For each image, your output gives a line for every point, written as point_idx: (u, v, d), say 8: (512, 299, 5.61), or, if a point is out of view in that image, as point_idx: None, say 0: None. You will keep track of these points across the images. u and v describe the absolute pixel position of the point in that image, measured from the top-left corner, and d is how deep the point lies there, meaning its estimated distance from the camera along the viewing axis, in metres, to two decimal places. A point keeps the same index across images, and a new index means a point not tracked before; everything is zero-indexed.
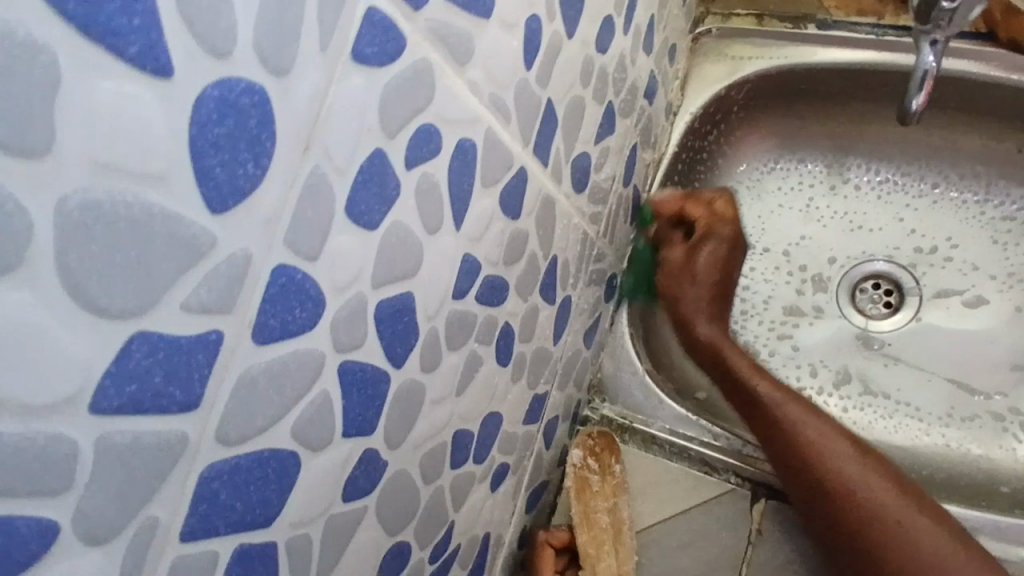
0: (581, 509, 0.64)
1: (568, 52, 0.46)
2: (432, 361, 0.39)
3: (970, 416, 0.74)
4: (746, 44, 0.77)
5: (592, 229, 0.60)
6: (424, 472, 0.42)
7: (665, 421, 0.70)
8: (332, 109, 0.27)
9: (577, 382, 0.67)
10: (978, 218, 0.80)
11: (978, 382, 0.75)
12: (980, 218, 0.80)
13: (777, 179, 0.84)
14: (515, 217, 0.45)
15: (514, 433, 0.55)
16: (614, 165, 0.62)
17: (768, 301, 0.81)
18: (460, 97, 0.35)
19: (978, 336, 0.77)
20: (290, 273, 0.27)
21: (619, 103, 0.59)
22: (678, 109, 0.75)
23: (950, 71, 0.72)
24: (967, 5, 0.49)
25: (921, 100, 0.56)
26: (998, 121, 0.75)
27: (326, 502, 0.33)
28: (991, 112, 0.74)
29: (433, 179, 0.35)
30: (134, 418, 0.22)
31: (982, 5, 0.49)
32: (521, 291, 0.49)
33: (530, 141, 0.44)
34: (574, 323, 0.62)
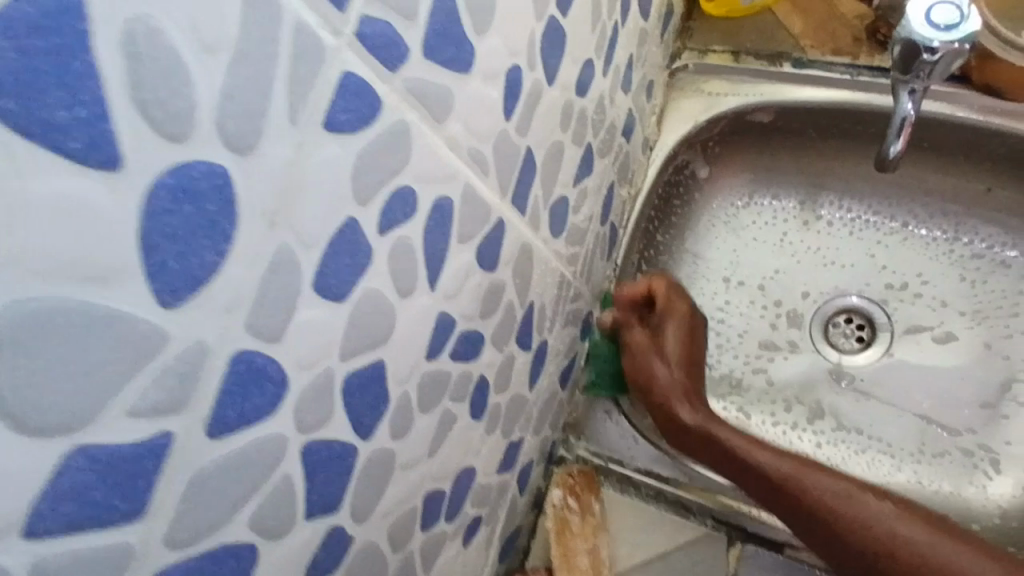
0: (561, 551, 0.63)
1: (549, 98, 0.45)
2: (404, 426, 0.37)
3: (942, 452, 0.75)
4: (723, 80, 0.76)
5: (569, 271, 0.59)
6: (393, 539, 0.40)
7: (640, 461, 0.68)
8: (304, 179, 0.25)
9: (552, 424, 0.66)
10: (947, 255, 0.80)
11: (949, 419, 0.76)
12: (950, 255, 0.80)
13: (752, 214, 0.84)
14: (492, 269, 0.43)
15: (488, 484, 0.53)
16: (592, 204, 0.61)
17: (743, 334, 0.81)
18: (438, 154, 0.33)
19: (949, 373, 0.77)
20: (251, 358, 0.25)
21: (597, 143, 0.58)
22: (654, 144, 0.75)
23: (926, 113, 0.72)
24: (948, 58, 0.49)
25: (899, 148, 0.55)
26: (970, 161, 0.75)
27: None
28: (963, 153, 0.75)
29: (409, 241, 0.33)
30: (73, 536, 0.20)
31: (962, 58, 0.49)
32: (497, 342, 0.47)
33: (509, 191, 0.43)
34: (549, 365, 0.61)
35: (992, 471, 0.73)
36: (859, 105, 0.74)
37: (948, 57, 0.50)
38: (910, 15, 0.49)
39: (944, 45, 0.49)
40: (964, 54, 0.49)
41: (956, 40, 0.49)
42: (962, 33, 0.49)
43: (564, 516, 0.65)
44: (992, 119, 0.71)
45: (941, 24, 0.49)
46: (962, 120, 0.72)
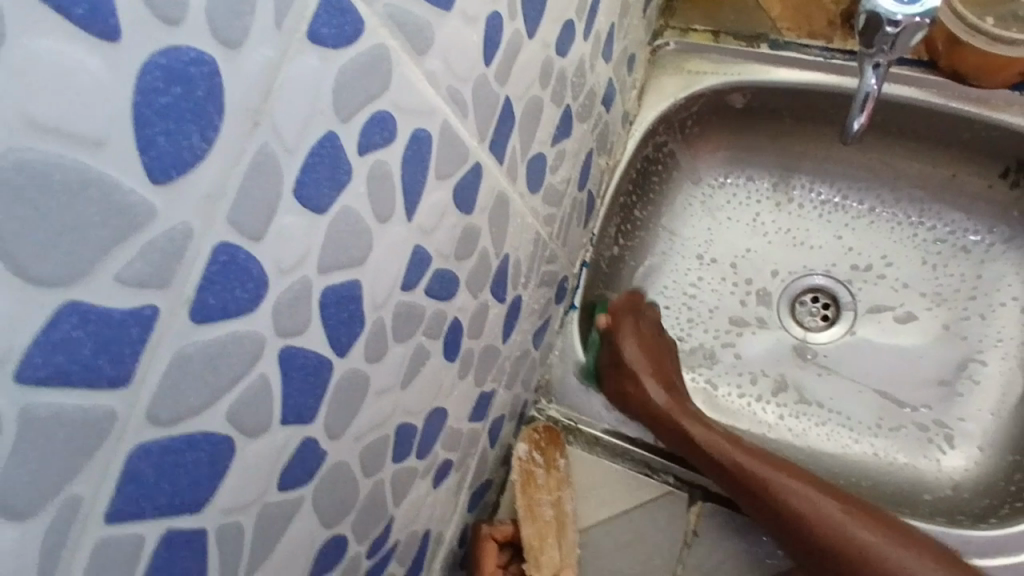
0: (525, 503, 0.65)
1: (528, 52, 0.47)
2: (377, 352, 0.39)
3: (897, 424, 0.78)
4: (702, 59, 0.79)
5: (545, 230, 0.61)
6: (364, 465, 0.41)
7: (609, 421, 0.71)
8: (288, 82, 0.26)
9: (525, 383, 0.68)
10: (911, 239, 0.83)
11: (907, 394, 0.79)
12: (913, 239, 0.83)
13: (727, 194, 0.86)
14: (468, 213, 0.45)
15: (458, 430, 0.55)
16: (570, 168, 0.62)
17: (714, 310, 0.84)
18: (418, 86, 0.35)
19: (909, 352, 0.80)
20: (232, 251, 0.26)
21: (576, 106, 0.59)
22: (634, 119, 0.77)
23: (892, 96, 0.75)
24: (909, 31, 0.51)
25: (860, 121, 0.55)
26: (935, 147, 0.78)
27: (260, 490, 0.32)
28: (927, 138, 0.78)
29: (387, 167, 0.34)
30: (60, 391, 0.21)
31: (922, 32, 0.51)
32: (471, 287, 0.49)
33: (487, 138, 0.44)
34: (523, 322, 0.62)
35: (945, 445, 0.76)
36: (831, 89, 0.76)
37: (910, 30, 0.51)
38: None
39: (908, 18, 0.51)
40: (924, 27, 0.51)
41: (919, 13, 0.51)
42: (925, 7, 0.50)
43: (527, 470, 0.67)
44: (953, 104, 0.73)
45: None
46: (926, 104, 0.74)
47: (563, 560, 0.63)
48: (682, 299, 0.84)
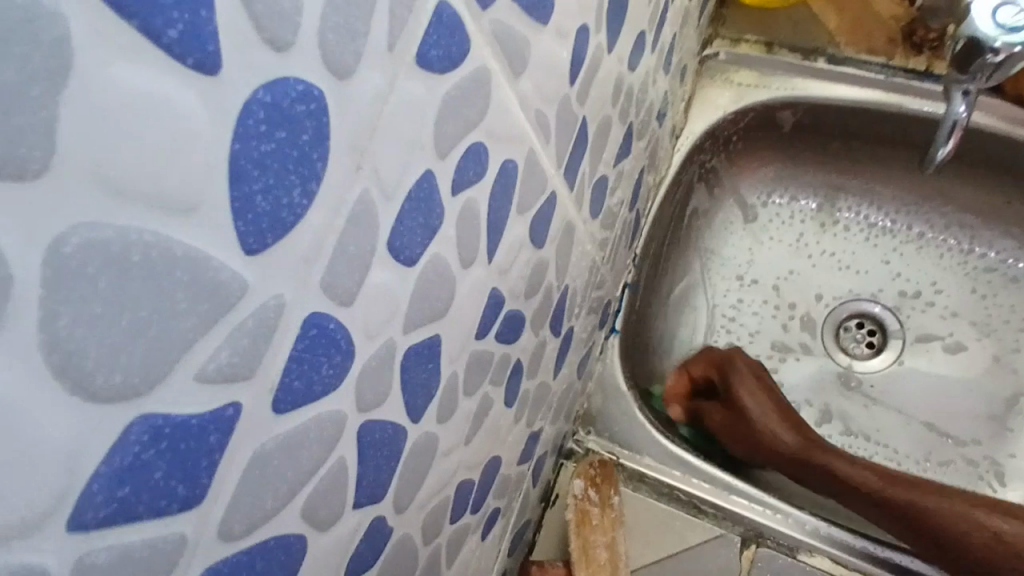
0: (580, 543, 0.61)
1: (605, 67, 0.42)
2: (448, 410, 0.34)
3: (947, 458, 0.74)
4: (753, 72, 0.74)
5: (599, 255, 0.56)
6: (425, 531, 0.37)
7: (653, 455, 0.67)
8: (388, 115, 0.22)
9: (566, 415, 0.64)
10: (961, 266, 0.79)
11: (958, 426, 0.75)
12: (964, 266, 0.79)
13: (770, 213, 0.82)
14: (540, 246, 0.40)
15: (508, 475, 0.50)
16: (625, 188, 0.58)
17: (755, 335, 0.80)
18: (511, 112, 0.30)
19: (959, 383, 0.76)
20: (323, 322, 0.21)
21: (637, 123, 0.55)
22: (680, 132, 0.73)
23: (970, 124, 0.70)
24: (1011, 60, 0.51)
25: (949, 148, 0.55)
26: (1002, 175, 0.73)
27: None
28: (999, 169, 0.73)
29: (475, 205, 0.30)
30: (126, 527, 0.17)
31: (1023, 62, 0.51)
32: (535, 324, 0.44)
33: (562, 164, 0.40)
34: (572, 354, 0.58)
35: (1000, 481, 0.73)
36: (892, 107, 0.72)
37: (1011, 59, 0.51)
38: (976, 14, 0.51)
39: (1007, 46, 0.50)
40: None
41: (1017, 43, 0.50)
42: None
43: (582, 511, 0.63)
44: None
45: (1005, 26, 0.50)
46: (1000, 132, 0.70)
47: None
48: (721, 322, 0.80)
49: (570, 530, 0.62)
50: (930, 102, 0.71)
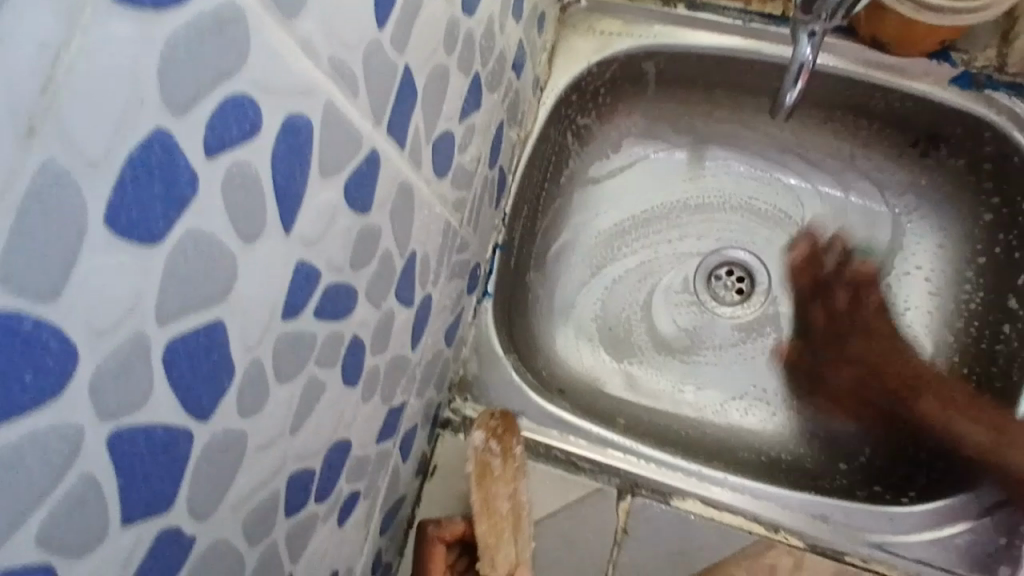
0: (480, 496, 0.57)
1: (428, 11, 0.38)
2: (257, 400, 0.31)
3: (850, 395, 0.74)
4: (614, 20, 0.71)
5: (456, 217, 0.53)
6: (250, 532, 0.34)
7: (530, 417, 0.65)
8: (78, 76, 0.18)
9: (438, 385, 0.61)
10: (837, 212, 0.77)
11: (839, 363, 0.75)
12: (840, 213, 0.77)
13: (643, 165, 0.81)
14: (364, 212, 0.37)
15: (365, 456, 0.47)
16: (480, 145, 0.55)
17: (625, 283, 0.81)
18: (290, 61, 0.27)
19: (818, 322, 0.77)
20: (8, 323, 0.18)
21: (486, 75, 0.51)
22: (545, 85, 0.70)
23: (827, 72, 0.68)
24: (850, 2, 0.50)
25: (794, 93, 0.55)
26: (864, 120, 0.72)
27: None
28: (863, 113, 0.72)
29: (252, 169, 0.26)
30: None
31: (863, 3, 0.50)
32: (372, 297, 0.41)
33: (383, 120, 0.36)
34: (434, 323, 0.55)
35: (886, 420, 0.72)
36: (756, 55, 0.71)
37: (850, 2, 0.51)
38: None
39: None
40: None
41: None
42: None
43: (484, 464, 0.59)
44: (895, 79, 0.67)
45: None
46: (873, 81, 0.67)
47: (519, 558, 0.55)
48: (597, 278, 0.81)
49: (470, 483, 0.58)
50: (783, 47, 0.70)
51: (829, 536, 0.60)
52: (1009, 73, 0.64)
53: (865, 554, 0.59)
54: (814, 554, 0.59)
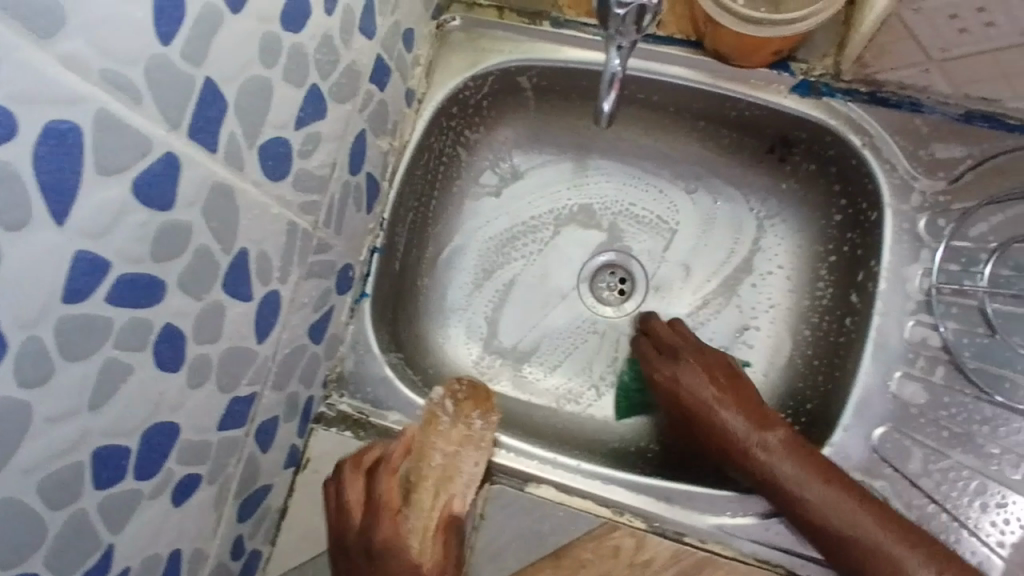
0: (419, 441, 0.64)
1: (232, 29, 0.42)
2: (37, 375, 0.35)
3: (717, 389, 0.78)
4: (490, 36, 0.75)
5: (304, 220, 0.57)
6: (50, 496, 0.39)
7: (401, 411, 0.69)
8: None
9: (305, 379, 0.65)
10: (710, 218, 0.81)
11: None
12: (712, 218, 0.81)
13: (532, 171, 0.85)
14: (164, 208, 0.41)
15: (198, 441, 0.52)
16: (333, 152, 0.59)
17: (512, 286, 0.84)
18: (48, 74, 0.32)
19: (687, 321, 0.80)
20: None
21: (329, 86, 0.55)
22: (423, 97, 0.74)
23: (673, 83, 0.72)
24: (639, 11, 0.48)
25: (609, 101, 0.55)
26: (725, 127, 0.77)
27: None
28: (722, 121, 0.76)
29: (10, 167, 0.31)
30: None
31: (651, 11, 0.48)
32: (188, 289, 0.46)
33: (181, 126, 0.41)
34: (289, 319, 0.59)
35: None
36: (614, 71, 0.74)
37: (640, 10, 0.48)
38: None
39: None
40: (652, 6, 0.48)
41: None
42: None
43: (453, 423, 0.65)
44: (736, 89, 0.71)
45: None
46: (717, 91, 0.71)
47: (434, 510, 0.61)
48: (484, 281, 0.84)
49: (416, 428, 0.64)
50: (654, 61, 0.71)
51: (670, 517, 0.65)
52: (843, 81, 0.68)
53: (703, 534, 0.64)
54: (655, 536, 0.64)
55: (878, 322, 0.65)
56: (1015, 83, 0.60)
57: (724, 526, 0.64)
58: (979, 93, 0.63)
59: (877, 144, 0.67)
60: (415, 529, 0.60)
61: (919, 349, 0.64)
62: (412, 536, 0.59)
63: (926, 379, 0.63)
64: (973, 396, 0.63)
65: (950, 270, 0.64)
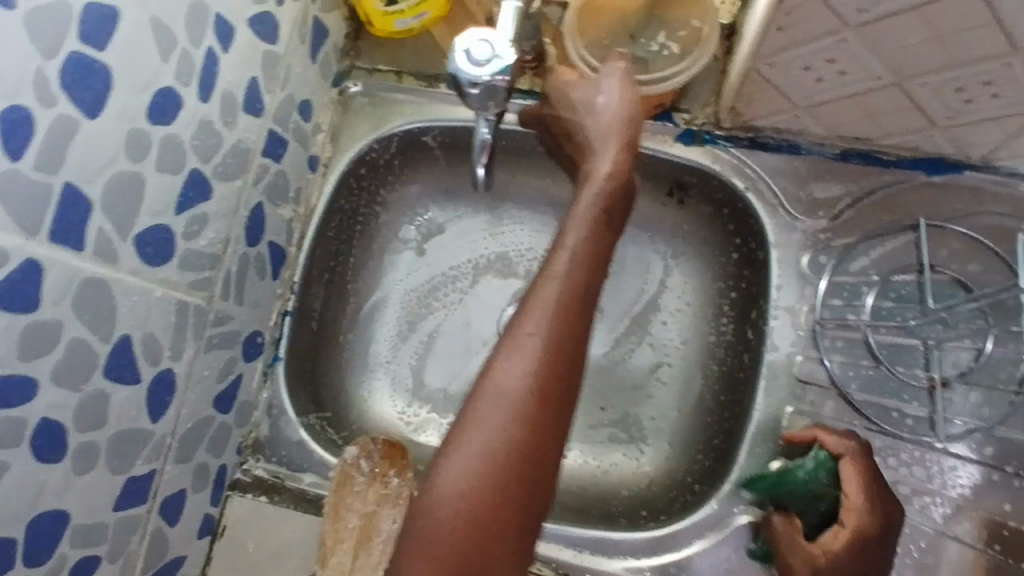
0: (335, 502, 0.65)
1: (88, 134, 0.45)
2: None
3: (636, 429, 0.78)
4: (391, 99, 0.77)
5: (197, 297, 0.59)
6: None
7: (315, 472, 0.70)
8: None
9: (214, 448, 0.66)
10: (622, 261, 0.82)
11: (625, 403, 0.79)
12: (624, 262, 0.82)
13: (449, 222, 0.85)
14: (28, 310, 0.43)
15: (92, 523, 0.53)
16: (226, 228, 0.61)
17: (436, 333, 0.83)
18: None
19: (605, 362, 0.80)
20: None
21: (213, 168, 0.58)
22: (328, 162, 0.76)
23: None
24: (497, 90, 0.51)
25: (481, 167, 0.57)
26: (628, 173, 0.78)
27: None
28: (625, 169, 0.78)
29: None
30: None
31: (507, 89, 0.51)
32: (66, 381, 0.48)
33: (40, 232, 0.43)
34: (187, 394, 0.61)
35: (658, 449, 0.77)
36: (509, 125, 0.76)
37: (495, 88, 0.51)
38: (453, 49, 0.50)
39: (489, 78, 0.50)
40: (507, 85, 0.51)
41: (496, 73, 0.50)
42: (501, 65, 0.50)
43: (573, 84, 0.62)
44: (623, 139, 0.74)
45: (480, 59, 0.50)
46: None
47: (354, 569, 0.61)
48: (406, 332, 0.83)
49: (331, 490, 0.66)
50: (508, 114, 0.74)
51: (579, 563, 0.66)
52: (724, 128, 0.71)
53: None
54: None
55: (770, 360, 0.67)
56: (875, 124, 0.64)
57: (631, 567, 0.65)
58: (851, 134, 0.66)
59: (759, 187, 0.70)
60: (543, 318, 0.50)
61: (808, 384, 0.66)
62: (538, 309, 0.51)
63: (817, 413, 0.66)
64: (863, 426, 0.65)
65: (834, 305, 0.67)
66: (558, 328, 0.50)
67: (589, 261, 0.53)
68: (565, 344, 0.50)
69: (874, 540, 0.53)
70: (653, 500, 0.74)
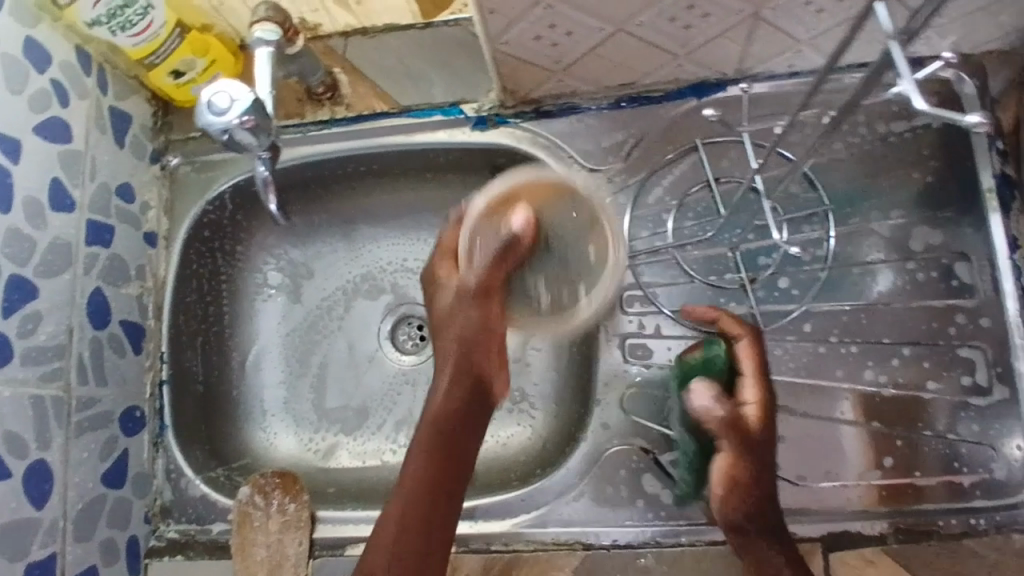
0: (239, 542, 0.69)
1: None
2: None
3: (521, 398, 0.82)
4: (212, 161, 0.81)
5: (49, 388, 0.64)
6: None
7: (222, 520, 0.74)
8: None
9: (118, 522, 0.71)
10: None
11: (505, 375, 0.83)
12: None
13: (309, 257, 0.88)
14: None
15: None
16: (64, 320, 0.67)
17: (326, 364, 0.86)
18: None
19: None
20: None
21: (32, 269, 0.64)
22: (168, 234, 0.81)
23: (375, 148, 0.79)
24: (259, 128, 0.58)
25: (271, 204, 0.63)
26: (441, 174, 0.83)
27: None
28: (440, 171, 0.83)
29: None
30: None
31: (269, 125, 0.58)
32: None
33: None
34: (70, 476, 0.66)
35: (545, 410, 0.81)
36: (323, 158, 0.80)
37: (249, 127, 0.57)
38: (197, 105, 0.55)
39: (239, 119, 0.55)
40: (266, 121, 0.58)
41: (243, 112, 0.55)
42: (245, 104, 0.55)
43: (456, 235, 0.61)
44: (433, 142, 0.78)
45: (223, 105, 0.55)
46: (416, 144, 0.79)
47: None
48: (294, 372, 0.86)
49: (232, 531, 0.70)
50: (311, 145, 0.80)
51: (479, 534, 0.70)
52: (509, 107, 0.77)
53: (506, 539, 0.69)
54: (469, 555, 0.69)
55: None
56: (625, 70, 0.70)
57: (524, 524, 0.69)
58: (613, 83, 0.72)
59: (553, 149, 0.75)
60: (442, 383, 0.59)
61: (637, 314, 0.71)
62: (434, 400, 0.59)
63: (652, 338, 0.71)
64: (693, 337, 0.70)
65: (643, 236, 0.73)
66: (418, 490, 0.56)
67: (449, 428, 0.58)
68: (425, 499, 0.56)
69: (763, 425, 0.62)
70: (547, 456, 0.78)
